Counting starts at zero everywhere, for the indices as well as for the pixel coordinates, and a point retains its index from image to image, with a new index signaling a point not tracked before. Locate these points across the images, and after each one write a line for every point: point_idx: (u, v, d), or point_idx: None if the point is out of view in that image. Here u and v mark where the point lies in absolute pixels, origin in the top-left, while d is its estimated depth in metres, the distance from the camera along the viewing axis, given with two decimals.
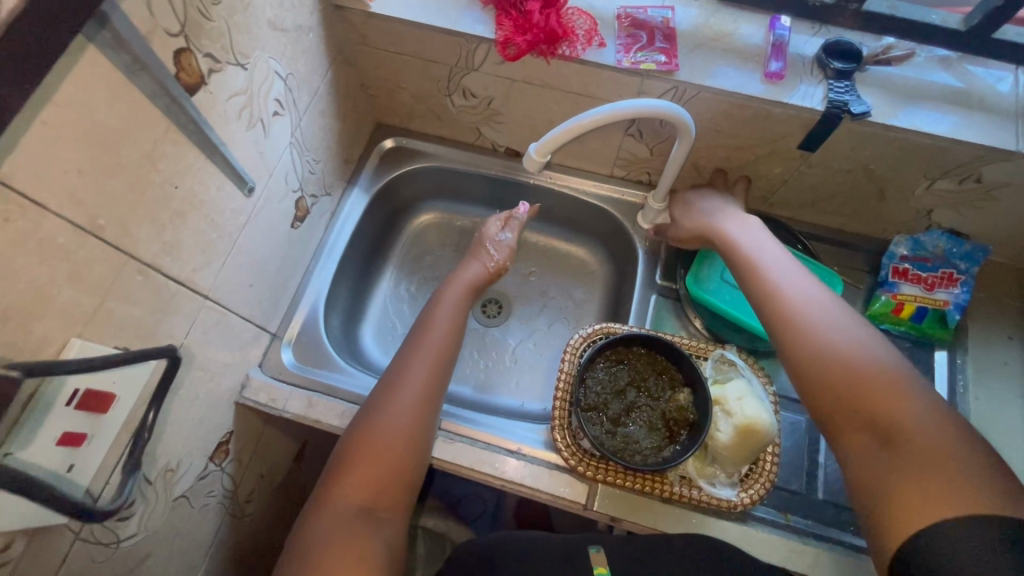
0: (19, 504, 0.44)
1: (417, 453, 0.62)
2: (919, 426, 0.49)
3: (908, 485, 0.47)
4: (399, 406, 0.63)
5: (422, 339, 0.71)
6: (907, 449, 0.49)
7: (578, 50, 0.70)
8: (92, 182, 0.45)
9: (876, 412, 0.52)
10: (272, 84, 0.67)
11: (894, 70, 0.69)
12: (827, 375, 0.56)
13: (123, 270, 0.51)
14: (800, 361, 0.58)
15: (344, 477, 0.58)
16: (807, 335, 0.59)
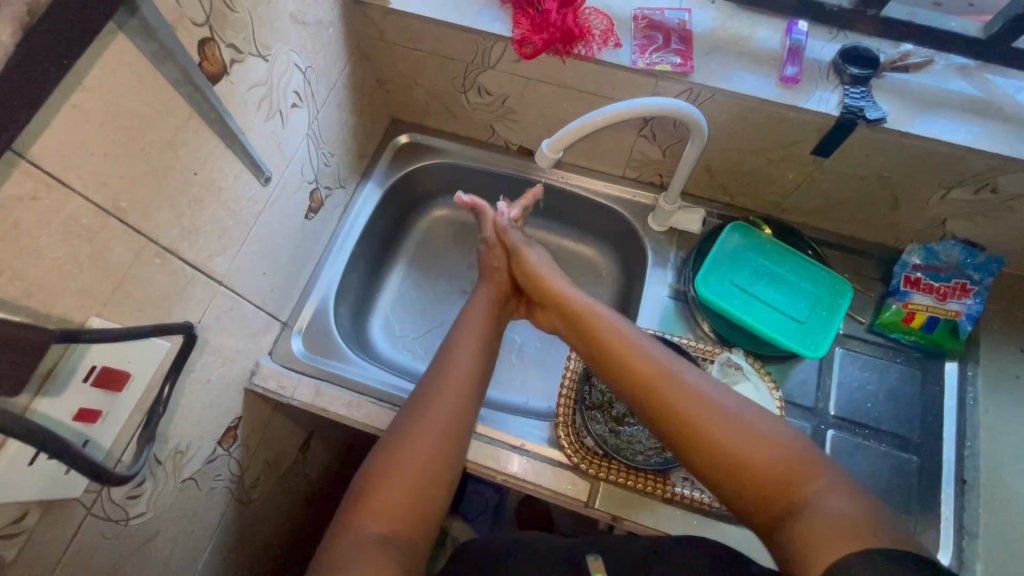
0: (35, 476, 0.46)
1: (441, 481, 0.63)
2: (822, 494, 0.50)
3: (821, 543, 0.46)
4: (426, 433, 0.64)
5: (451, 357, 0.72)
6: (814, 515, 0.49)
7: (593, 50, 0.71)
8: (117, 166, 0.46)
9: (780, 482, 0.52)
10: (291, 77, 0.68)
11: (911, 77, 0.69)
12: (720, 448, 0.55)
13: (142, 253, 0.52)
14: (698, 443, 0.56)
15: (368, 500, 0.59)
16: (691, 407, 0.57)
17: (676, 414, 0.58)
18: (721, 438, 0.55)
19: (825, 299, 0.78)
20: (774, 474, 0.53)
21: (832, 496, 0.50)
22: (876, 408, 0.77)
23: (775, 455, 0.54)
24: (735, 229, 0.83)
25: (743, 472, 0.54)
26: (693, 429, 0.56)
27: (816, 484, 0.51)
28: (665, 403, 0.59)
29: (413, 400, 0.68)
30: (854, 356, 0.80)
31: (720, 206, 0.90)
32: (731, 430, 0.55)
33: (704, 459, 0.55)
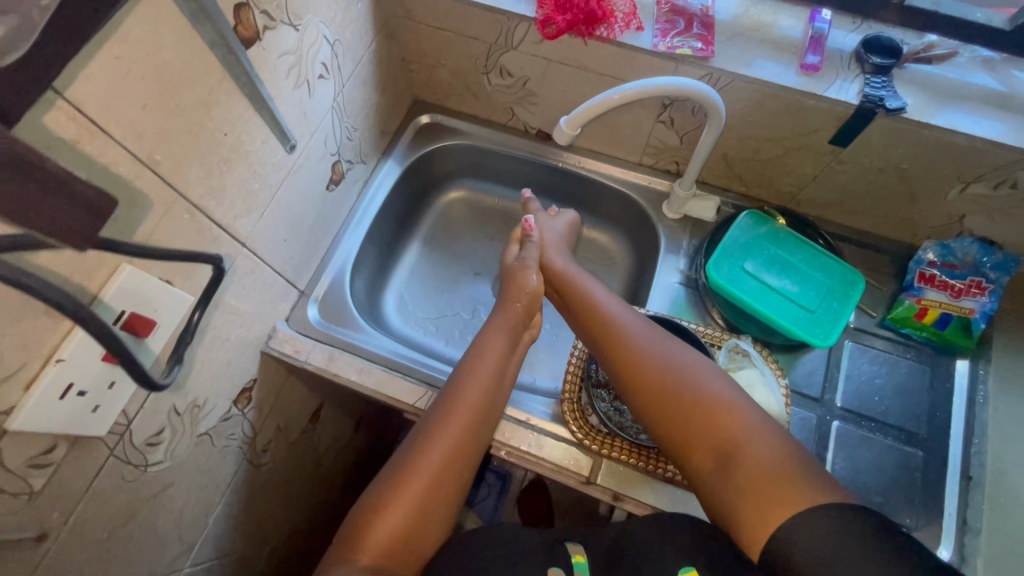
0: (55, 411, 0.48)
1: (437, 517, 0.63)
2: (752, 445, 0.55)
3: (749, 497, 0.52)
4: (429, 469, 0.64)
5: (464, 388, 0.70)
6: (750, 467, 0.54)
7: (615, 32, 0.72)
8: (155, 116, 0.49)
9: (715, 433, 0.58)
10: (320, 49, 0.70)
11: (934, 69, 0.69)
12: (664, 403, 0.62)
13: (172, 207, 0.54)
14: (655, 405, 0.63)
15: (366, 532, 0.60)
16: (648, 371, 0.65)
17: (630, 376, 0.66)
18: (663, 393, 0.63)
19: (836, 289, 0.78)
20: (708, 425, 0.59)
21: (759, 445, 0.55)
22: (884, 401, 0.77)
23: (708, 408, 0.60)
24: (750, 215, 0.84)
25: (683, 424, 0.60)
26: (638, 387, 0.65)
27: (745, 434, 0.57)
28: (622, 366, 0.67)
29: (417, 433, 0.68)
30: (864, 350, 0.80)
31: (735, 196, 0.90)
32: (675, 388, 0.62)
33: (653, 416, 0.63)
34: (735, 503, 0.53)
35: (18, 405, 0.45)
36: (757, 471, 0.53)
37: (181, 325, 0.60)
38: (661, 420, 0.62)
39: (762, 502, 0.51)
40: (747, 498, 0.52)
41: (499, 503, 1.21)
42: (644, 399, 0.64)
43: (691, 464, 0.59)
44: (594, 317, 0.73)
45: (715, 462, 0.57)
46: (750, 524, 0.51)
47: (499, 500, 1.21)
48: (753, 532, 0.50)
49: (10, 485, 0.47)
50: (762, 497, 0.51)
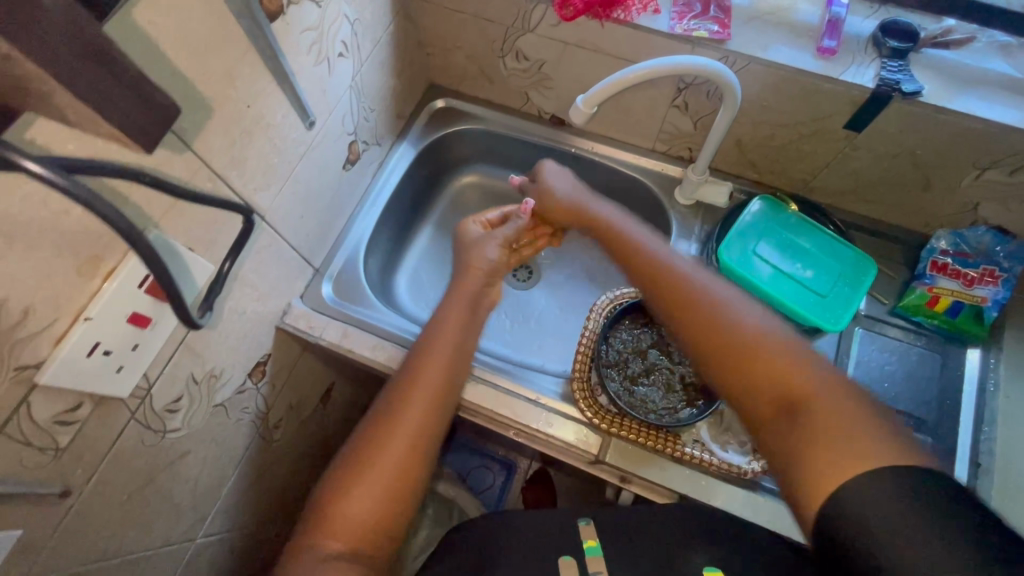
0: (79, 367, 0.49)
1: (411, 492, 0.60)
2: (827, 395, 0.47)
3: (818, 447, 0.43)
4: (399, 445, 0.60)
5: (429, 361, 0.67)
6: (821, 411, 0.45)
7: (632, 15, 0.72)
8: (185, 82, 0.50)
9: (781, 376, 0.49)
10: (340, 27, 0.71)
11: (950, 54, 0.69)
12: (721, 340, 0.54)
13: (196, 175, 0.55)
14: (709, 342, 0.55)
15: (335, 513, 0.57)
16: (704, 306, 0.57)
17: (688, 314, 0.58)
18: (726, 335, 0.54)
19: (848, 274, 0.78)
20: (775, 369, 0.50)
21: (830, 391, 0.47)
22: (893, 387, 0.77)
23: (776, 349, 0.51)
24: (761, 201, 0.84)
25: (744, 365, 0.52)
26: (692, 322, 0.57)
27: (820, 383, 0.48)
28: (681, 303, 0.59)
29: (381, 407, 0.64)
30: (875, 337, 0.80)
31: (748, 183, 0.91)
32: (736, 325, 0.54)
33: (706, 354, 0.55)
34: (798, 456, 0.44)
35: (47, 360, 0.46)
36: (832, 423, 0.44)
37: (212, 273, 0.61)
38: (724, 365, 0.53)
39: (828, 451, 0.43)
40: (811, 448, 0.44)
41: (503, 494, 1.21)
42: (702, 343, 0.55)
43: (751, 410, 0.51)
44: (648, 258, 0.66)
45: (782, 412, 0.48)
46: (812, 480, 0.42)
47: (503, 491, 1.21)
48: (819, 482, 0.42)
49: (37, 440, 0.49)
50: (832, 448, 0.43)
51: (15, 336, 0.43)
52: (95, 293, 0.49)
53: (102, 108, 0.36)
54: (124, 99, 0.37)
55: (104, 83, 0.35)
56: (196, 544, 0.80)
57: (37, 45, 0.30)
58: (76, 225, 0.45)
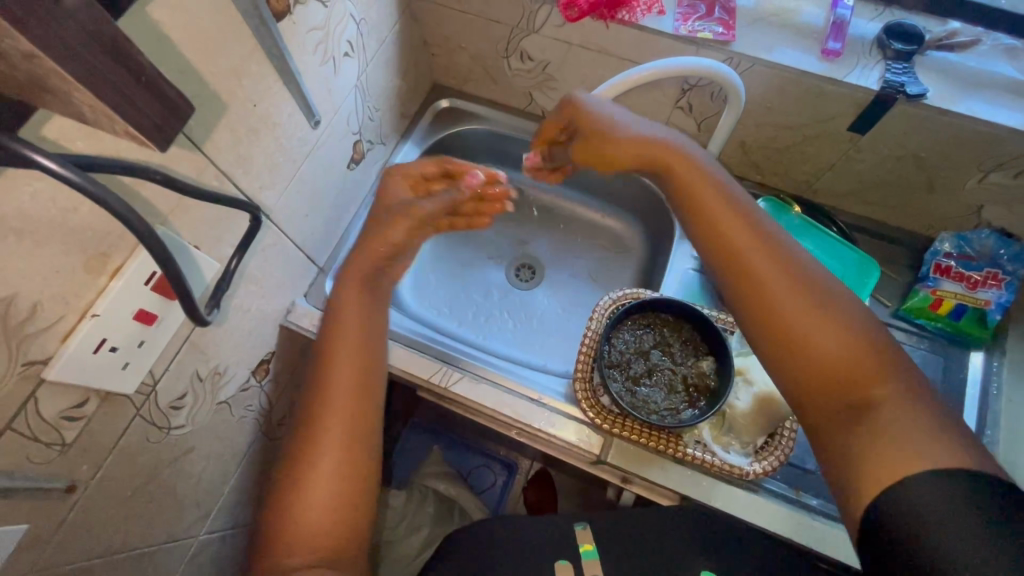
0: (86, 363, 0.49)
1: (359, 486, 0.57)
2: (901, 400, 0.42)
3: (877, 451, 0.40)
4: (334, 447, 0.57)
5: (335, 349, 0.61)
6: (885, 423, 0.41)
7: (636, 16, 0.72)
8: (193, 81, 0.51)
9: (855, 380, 0.44)
10: (346, 26, 0.71)
11: (955, 57, 0.69)
12: (797, 331, 0.46)
13: (203, 173, 0.56)
14: (782, 328, 0.47)
15: (289, 527, 0.54)
16: (785, 289, 0.48)
17: (754, 280, 0.49)
18: (796, 311, 0.46)
19: (851, 277, 0.78)
20: (850, 372, 0.44)
21: (904, 405, 0.42)
22: None
23: (858, 350, 0.44)
24: (765, 202, 0.84)
25: (814, 360, 0.45)
26: (764, 307, 0.48)
27: (895, 388, 0.43)
28: (749, 265, 0.50)
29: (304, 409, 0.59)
30: None
31: (752, 185, 0.91)
32: (820, 315, 0.46)
33: (774, 341, 0.47)
34: (855, 460, 0.41)
35: (55, 356, 0.47)
36: (891, 430, 0.41)
37: (219, 269, 0.61)
38: (786, 343, 0.46)
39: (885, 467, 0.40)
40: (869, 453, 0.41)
41: (504, 494, 1.21)
42: (772, 328, 0.47)
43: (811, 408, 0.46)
44: (705, 203, 0.54)
45: (843, 408, 0.44)
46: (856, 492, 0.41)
47: (505, 491, 1.21)
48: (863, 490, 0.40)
49: (44, 436, 0.49)
50: (886, 453, 0.40)
51: (23, 332, 0.44)
52: (102, 289, 0.49)
53: (119, 107, 0.36)
54: (140, 96, 0.38)
55: (121, 80, 0.35)
56: (199, 541, 0.80)
57: (58, 43, 0.31)
58: (84, 222, 0.45)
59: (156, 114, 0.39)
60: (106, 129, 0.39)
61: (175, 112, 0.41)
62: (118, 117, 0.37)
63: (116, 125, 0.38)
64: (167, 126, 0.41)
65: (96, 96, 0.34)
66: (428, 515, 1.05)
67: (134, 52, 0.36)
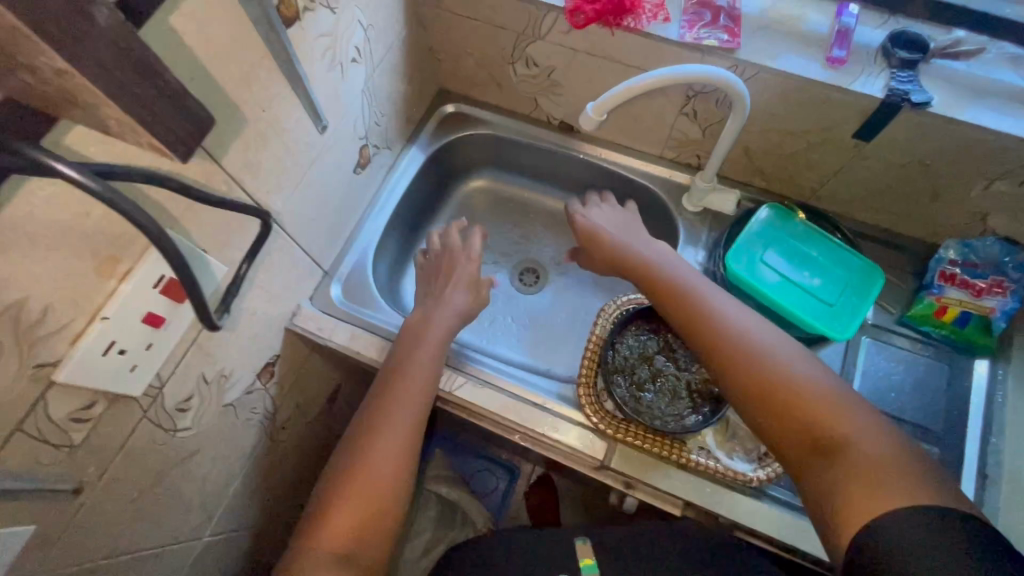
0: (95, 365, 0.49)
1: (396, 495, 0.63)
2: (864, 436, 0.51)
3: (853, 486, 0.48)
4: (382, 466, 0.63)
5: (401, 379, 0.69)
6: (848, 462, 0.50)
7: (642, 23, 0.73)
8: (205, 87, 0.51)
9: (819, 425, 0.53)
10: (354, 32, 0.72)
11: (960, 65, 0.69)
12: (767, 398, 0.56)
13: (213, 177, 0.56)
14: (754, 395, 0.57)
15: (323, 524, 0.61)
16: (753, 362, 0.58)
17: (729, 364, 0.59)
18: (768, 386, 0.56)
19: (855, 284, 0.78)
20: (813, 418, 0.53)
21: (863, 438, 0.51)
22: (900, 398, 0.77)
23: (818, 404, 0.54)
24: (770, 208, 0.84)
25: (787, 417, 0.55)
26: (739, 379, 0.58)
27: (856, 425, 0.52)
28: (714, 349, 0.61)
29: (356, 429, 0.67)
30: (882, 346, 0.80)
31: (756, 191, 0.91)
32: (781, 381, 0.56)
33: (754, 407, 0.57)
34: (839, 496, 0.48)
35: (65, 358, 0.47)
36: (866, 468, 0.48)
37: (230, 275, 0.63)
38: (766, 412, 0.56)
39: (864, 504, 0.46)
40: (845, 487, 0.48)
41: (506, 498, 1.21)
42: (747, 395, 0.57)
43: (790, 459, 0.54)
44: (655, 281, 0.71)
45: (816, 455, 0.52)
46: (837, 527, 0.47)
47: (506, 495, 1.22)
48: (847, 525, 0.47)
49: (53, 437, 0.50)
50: (868, 487, 0.47)
51: (34, 335, 0.44)
52: (112, 293, 0.49)
53: (146, 121, 0.37)
54: (166, 114, 0.39)
55: (148, 96, 0.36)
56: (203, 543, 0.80)
57: (92, 63, 0.31)
58: (95, 226, 0.45)
59: (178, 129, 0.40)
60: (132, 142, 0.40)
61: (199, 127, 0.42)
62: (143, 131, 0.37)
63: (140, 138, 0.39)
64: (190, 140, 0.42)
65: (116, 103, 0.35)
66: (430, 519, 1.05)
67: (163, 71, 0.37)
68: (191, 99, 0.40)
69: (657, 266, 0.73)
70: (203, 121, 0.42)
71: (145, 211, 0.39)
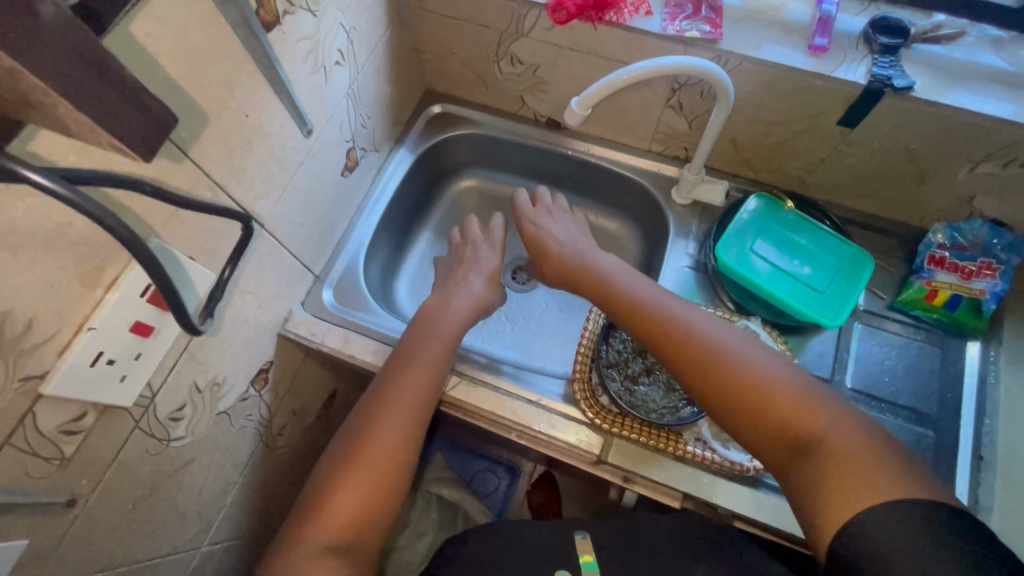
0: (82, 377, 0.49)
1: (396, 487, 0.63)
2: (839, 432, 0.51)
3: (853, 466, 0.49)
4: (382, 460, 0.63)
5: (404, 373, 0.69)
6: (836, 446, 0.51)
7: (624, 17, 0.73)
8: (183, 93, 0.51)
9: (794, 421, 0.54)
10: (336, 35, 0.72)
11: (941, 49, 0.70)
12: (738, 399, 0.56)
13: (197, 184, 0.56)
14: (725, 398, 0.57)
15: (324, 512, 0.60)
16: (719, 365, 0.58)
17: (695, 368, 0.60)
18: (737, 387, 0.57)
19: (844, 270, 0.79)
20: (786, 414, 0.54)
21: (841, 429, 0.52)
22: (894, 382, 0.77)
23: (788, 400, 0.54)
24: (758, 199, 0.84)
25: (757, 416, 0.55)
26: (707, 383, 0.58)
27: (828, 419, 0.53)
28: (677, 356, 0.61)
29: (359, 416, 0.66)
30: (874, 331, 0.80)
31: (745, 181, 0.91)
32: (748, 381, 0.56)
33: (725, 409, 0.57)
34: (835, 476, 0.49)
35: (52, 370, 0.47)
36: (849, 454, 0.50)
37: (212, 281, 0.61)
38: (739, 415, 0.56)
39: (858, 489, 0.47)
40: (832, 488, 0.48)
41: (507, 498, 1.21)
42: (717, 398, 0.58)
43: (767, 455, 0.55)
44: (610, 289, 0.71)
45: (794, 449, 0.53)
46: (828, 505, 0.48)
47: (508, 495, 1.21)
48: (839, 505, 0.47)
49: (43, 450, 0.49)
50: (870, 473, 0.48)
51: (18, 348, 0.44)
52: (100, 303, 0.49)
53: (104, 120, 0.37)
54: (123, 111, 0.38)
55: (104, 96, 0.36)
56: (202, 551, 0.80)
57: (41, 59, 0.31)
58: (77, 235, 0.45)
59: (135, 126, 0.40)
60: (90, 141, 0.39)
61: (159, 125, 0.42)
62: (100, 132, 0.38)
63: (101, 139, 0.38)
64: (153, 139, 0.42)
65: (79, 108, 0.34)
66: (433, 520, 1.04)
67: (115, 64, 0.36)
68: (148, 97, 0.40)
69: (612, 275, 0.73)
70: (164, 121, 0.42)
71: (115, 214, 0.38)
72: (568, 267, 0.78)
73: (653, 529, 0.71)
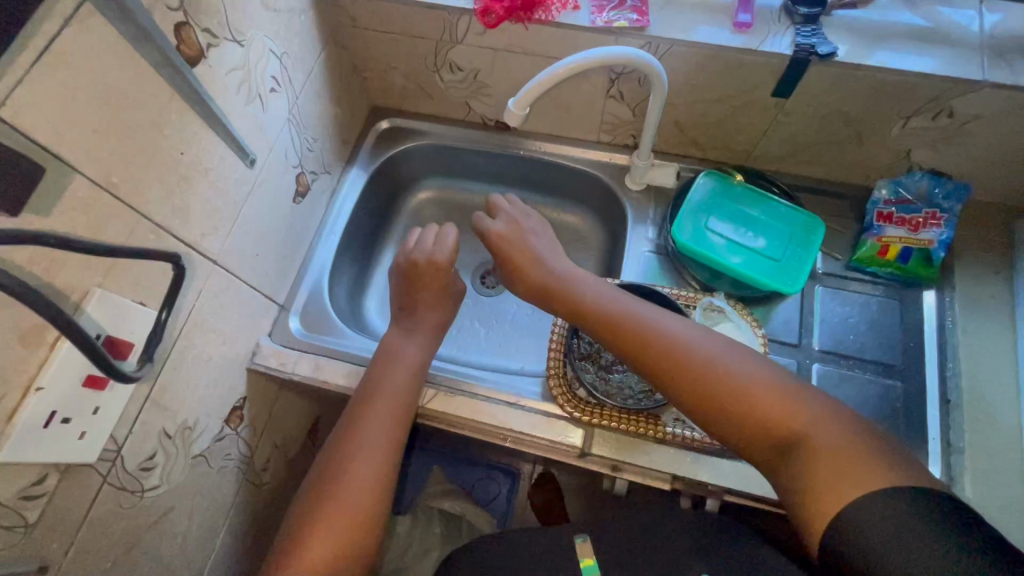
0: (35, 441, 0.48)
1: (370, 524, 0.64)
2: (818, 424, 0.53)
3: (824, 457, 0.51)
4: (353, 497, 0.63)
5: (370, 408, 0.69)
6: (816, 443, 0.52)
7: (553, 14, 0.74)
8: (109, 138, 0.50)
9: (778, 420, 0.54)
10: (268, 63, 0.72)
11: (860, 13, 0.72)
12: (723, 405, 0.57)
13: (137, 229, 0.55)
14: (706, 404, 0.58)
15: (297, 556, 0.60)
16: (702, 373, 0.58)
17: (677, 378, 0.59)
18: (722, 394, 0.57)
19: (799, 236, 0.81)
20: (770, 415, 0.55)
21: (824, 425, 0.53)
22: (859, 338, 0.79)
23: (770, 401, 0.55)
24: (708, 176, 0.86)
25: (742, 417, 0.56)
26: (692, 392, 0.58)
27: (812, 415, 0.54)
28: (663, 367, 0.60)
29: (331, 454, 0.67)
30: (834, 293, 0.82)
31: (694, 161, 0.93)
32: (730, 387, 0.57)
33: (711, 415, 0.58)
34: (814, 468, 0.51)
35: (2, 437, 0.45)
36: (833, 448, 0.51)
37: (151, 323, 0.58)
38: (722, 418, 0.57)
39: (837, 479, 0.49)
40: (811, 470, 0.51)
41: (509, 502, 1.21)
42: (702, 406, 0.58)
43: (756, 450, 0.56)
44: (579, 301, 0.70)
45: (780, 448, 0.54)
46: (814, 502, 0.49)
47: (509, 499, 1.21)
48: (824, 503, 0.49)
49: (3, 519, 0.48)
50: (847, 464, 0.49)
51: None
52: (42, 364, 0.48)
53: None
54: None
55: None
56: None
57: None
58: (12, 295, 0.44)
59: None
60: None
61: None
62: None
63: None
64: None
65: None
66: (436, 535, 1.04)
67: None
68: None
69: (580, 286, 0.71)
70: None
71: None
72: (532, 281, 0.76)
73: (647, 524, 0.71)
